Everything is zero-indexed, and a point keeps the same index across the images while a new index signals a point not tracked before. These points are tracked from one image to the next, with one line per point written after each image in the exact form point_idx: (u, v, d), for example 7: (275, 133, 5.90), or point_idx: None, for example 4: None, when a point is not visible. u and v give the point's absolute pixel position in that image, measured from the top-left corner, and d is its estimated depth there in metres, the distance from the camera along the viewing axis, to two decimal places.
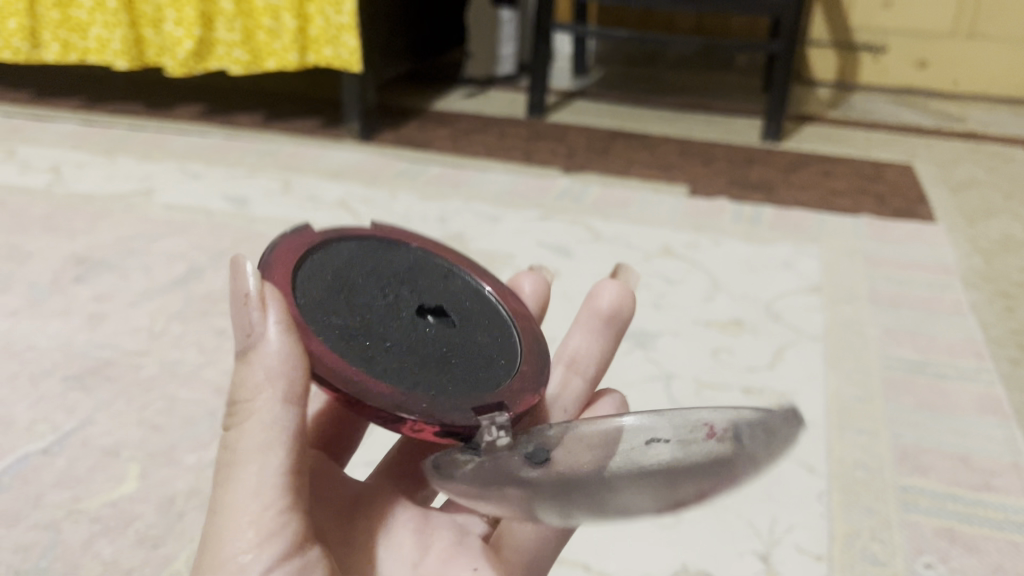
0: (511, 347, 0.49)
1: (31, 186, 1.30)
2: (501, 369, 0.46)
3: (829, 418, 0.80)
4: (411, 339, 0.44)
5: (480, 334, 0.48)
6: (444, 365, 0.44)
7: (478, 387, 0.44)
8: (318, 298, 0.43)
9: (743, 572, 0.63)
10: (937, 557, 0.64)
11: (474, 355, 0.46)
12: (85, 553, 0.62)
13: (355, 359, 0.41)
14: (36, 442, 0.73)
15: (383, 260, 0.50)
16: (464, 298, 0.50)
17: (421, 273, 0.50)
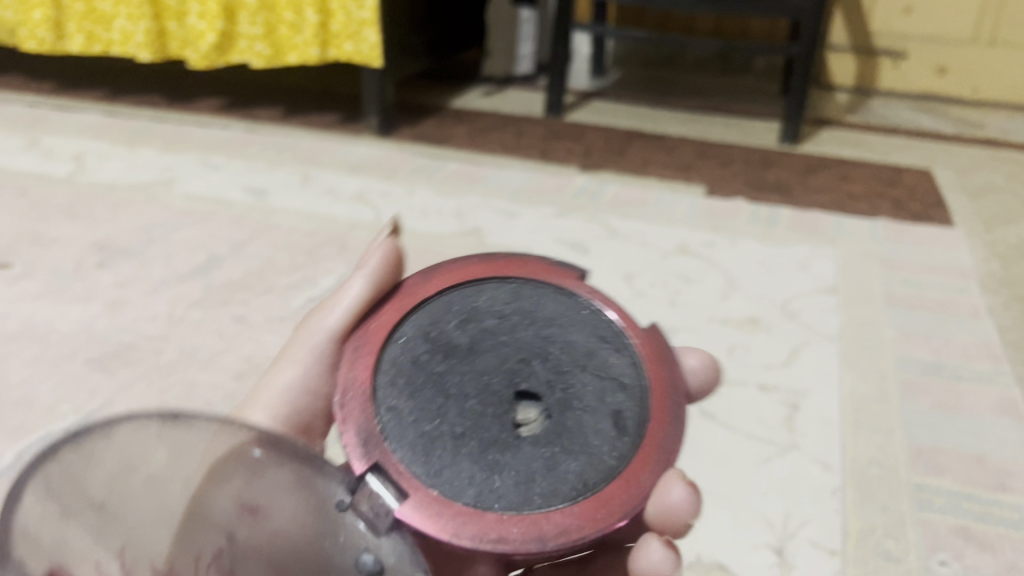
0: (584, 489, 0.37)
1: (55, 174, 1.31)
2: (537, 500, 0.37)
3: (844, 416, 0.80)
4: (472, 415, 0.39)
5: (568, 452, 0.38)
6: (474, 454, 0.38)
7: (487, 495, 0.37)
8: (436, 334, 0.42)
9: (756, 565, 0.63)
10: (951, 555, 0.64)
11: (524, 461, 0.38)
12: None
13: (400, 402, 0.40)
14: (58, 422, 0.74)
15: (565, 322, 0.43)
16: (607, 414, 0.40)
17: (600, 355, 0.42)
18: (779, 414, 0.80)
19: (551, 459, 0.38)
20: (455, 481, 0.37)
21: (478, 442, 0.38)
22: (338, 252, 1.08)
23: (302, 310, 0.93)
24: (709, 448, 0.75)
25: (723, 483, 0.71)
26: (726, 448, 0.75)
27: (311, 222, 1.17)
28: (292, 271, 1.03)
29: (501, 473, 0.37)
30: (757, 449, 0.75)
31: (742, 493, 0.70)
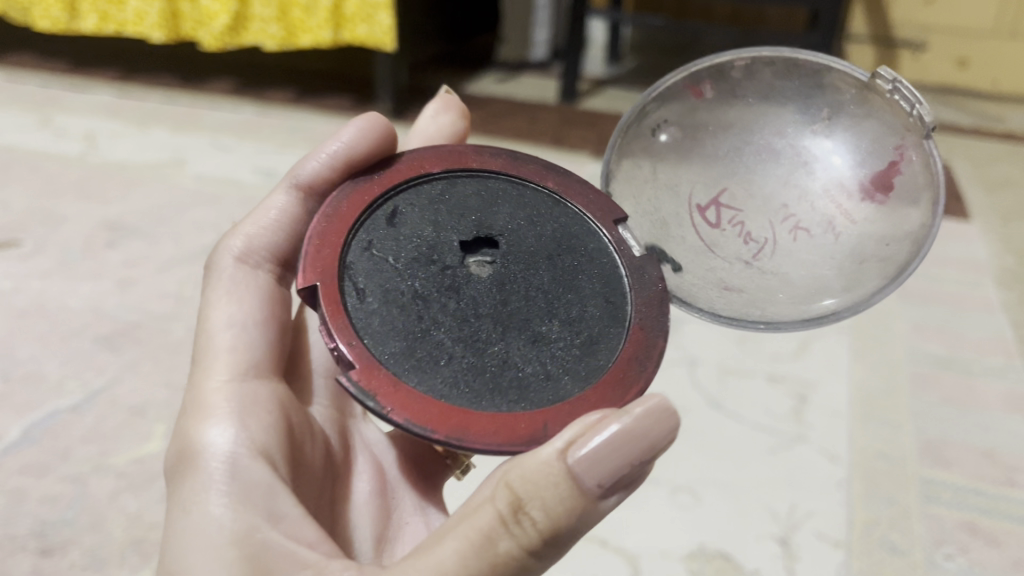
0: (591, 260, 0.50)
1: (67, 153, 1.31)
2: (604, 293, 0.48)
3: (854, 408, 0.79)
4: (519, 317, 0.45)
5: (560, 268, 0.48)
6: (556, 321, 0.46)
7: (609, 320, 0.47)
8: (402, 304, 0.44)
9: (760, 556, 0.63)
10: (957, 548, 0.64)
11: (575, 296, 0.47)
12: (111, 506, 0.63)
13: (489, 355, 0.43)
14: (66, 398, 0.75)
15: (431, 209, 0.49)
16: (527, 226, 0.50)
17: (471, 201, 0.50)
18: (786, 405, 0.79)
19: (562, 278, 0.48)
20: (579, 340, 0.45)
21: (536, 318, 0.45)
22: None
23: None
24: (715, 438, 0.75)
25: (729, 473, 0.70)
26: (731, 438, 0.75)
27: None
28: None
29: (573, 306, 0.47)
30: (764, 438, 0.75)
31: (748, 483, 0.69)
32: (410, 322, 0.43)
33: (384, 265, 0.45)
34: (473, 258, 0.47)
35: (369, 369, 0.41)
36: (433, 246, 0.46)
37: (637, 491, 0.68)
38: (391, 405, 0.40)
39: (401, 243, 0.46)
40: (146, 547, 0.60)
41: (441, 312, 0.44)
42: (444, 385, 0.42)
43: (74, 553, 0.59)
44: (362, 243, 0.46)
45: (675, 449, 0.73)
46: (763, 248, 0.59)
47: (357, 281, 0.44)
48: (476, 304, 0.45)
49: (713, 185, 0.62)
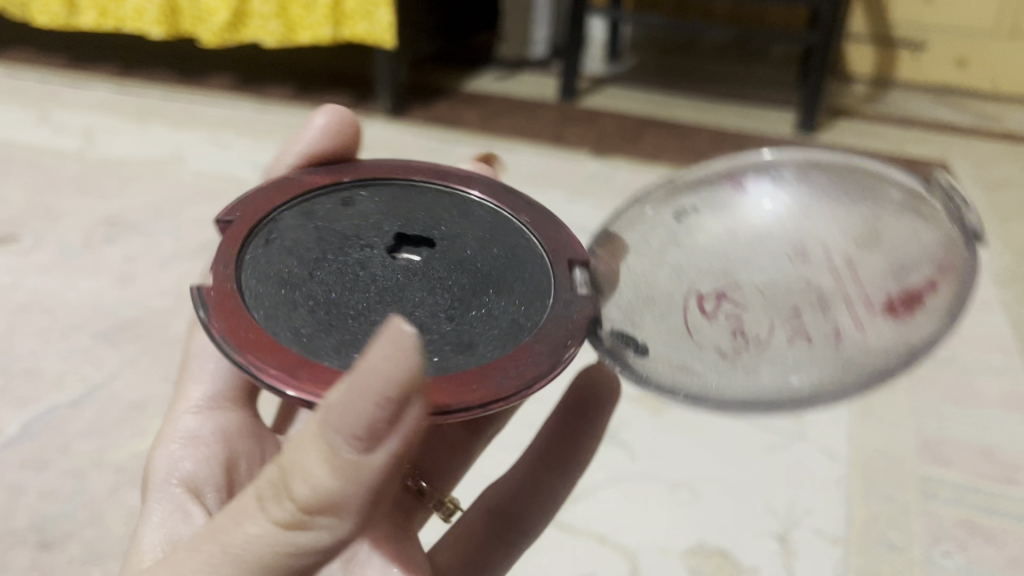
0: (524, 287, 0.44)
1: (65, 148, 1.31)
2: (513, 313, 0.42)
3: (853, 405, 0.79)
4: (399, 300, 0.41)
5: (477, 278, 0.44)
6: (439, 321, 0.41)
7: (497, 338, 0.40)
8: (297, 258, 0.42)
9: (759, 552, 0.63)
10: (955, 546, 0.64)
11: (478, 302, 0.42)
12: (111, 501, 0.63)
13: (341, 326, 0.39)
14: (66, 393, 0.75)
15: (386, 204, 0.48)
16: (477, 239, 0.46)
17: (436, 213, 0.48)
18: None
19: (476, 286, 0.43)
20: (453, 340, 0.40)
21: (418, 308, 0.41)
22: None
23: None
24: (714, 436, 0.75)
25: (727, 470, 0.71)
26: (730, 436, 0.75)
27: None
28: None
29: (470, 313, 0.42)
30: (763, 436, 0.75)
31: (747, 480, 0.69)
32: (298, 268, 0.42)
33: (308, 228, 0.45)
34: (401, 250, 0.44)
35: (222, 292, 0.39)
36: (364, 230, 0.45)
37: (638, 488, 0.68)
38: (222, 325, 0.38)
39: (341, 220, 0.46)
40: None
41: (333, 270, 0.42)
42: (295, 326, 0.38)
43: (74, 547, 0.59)
44: (304, 208, 0.46)
45: (674, 447, 0.73)
46: (752, 345, 0.46)
47: (277, 231, 0.44)
48: (370, 273, 0.42)
49: (719, 275, 0.49)
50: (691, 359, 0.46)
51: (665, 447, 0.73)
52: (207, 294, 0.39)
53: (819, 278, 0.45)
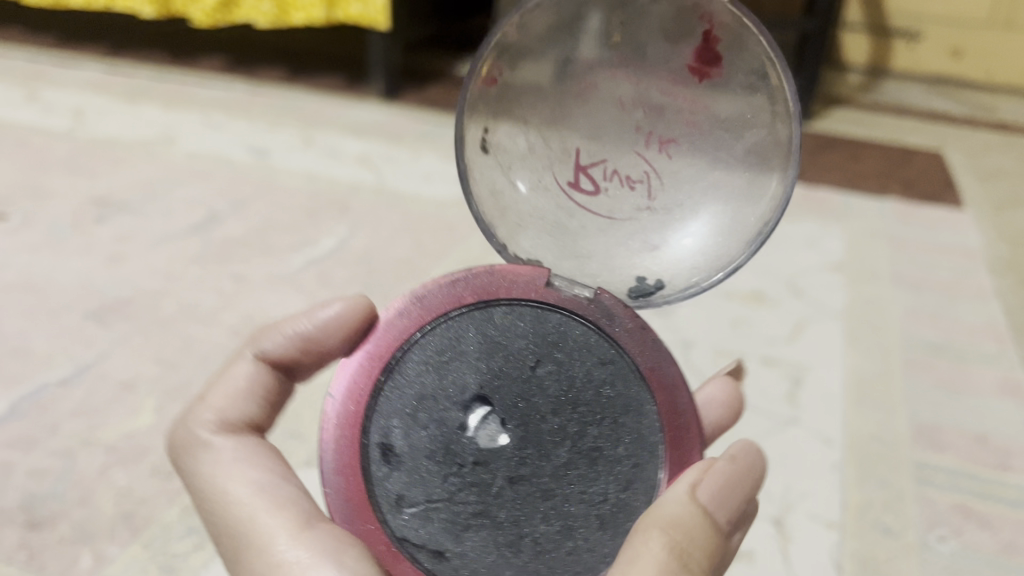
0: (581, 348, 0.48)
1: (55, 128, 1.30)
2: (608, 372, 0.47)
3: (847, 391, 0.79)
4: (575, 475, 0.45)
5: (569, 391, 0.47)
6: (612, 456, 0.46)
7: (639, 410, 0.47)
8: (477, 531, 0.44)
9: (754, 537, 0.62)
10: (949, 530, 0.64)
11: (607, 417, 0.46)
12: (100, 481, 0.62)
13: (591, 524, 0.45)
14: (54, 372, 0.74)
15: (416, 403, 0.46)
16: (511, 360, 0.47)
17: (447, 373, 0.47)
18: (781, 388, 0.79)
19: (578, 394, 0.47)
20: (633, 448, 0.46)
21: (589, 464, 0.45)
22: (339, 214, 1.06)
23: (301, 271, 0.92)
24: None
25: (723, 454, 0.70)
26: None
27: (313, 183, 1.15)
28: (293, 231, 1.01)
29: (610, 423, 0.46)
30: (758, 421, 0.74)
31: None
32: (503, 548, 0.44)
33: (425, 506, 0.45)
34: (483, 426, 0.46)
35: None
36: (444, 450, 0.45)
37: None
38: None
39: (417, 472, 0.45)
40: (136, 522, 0.59)
41: (505, 513, 0.44)
42: (569, 567, 0.44)
43: (64, 526, 0.58)
44: (399, 514, 0.45)
45: None
46: (654, 187, 0.54)
47: (430, 545, 0.44)
48: (531, 488, 0.45)
49: (564, 151, 0.55)
50: (615, 232, 0.55)
51: None
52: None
53: (669, 137, 0.53)
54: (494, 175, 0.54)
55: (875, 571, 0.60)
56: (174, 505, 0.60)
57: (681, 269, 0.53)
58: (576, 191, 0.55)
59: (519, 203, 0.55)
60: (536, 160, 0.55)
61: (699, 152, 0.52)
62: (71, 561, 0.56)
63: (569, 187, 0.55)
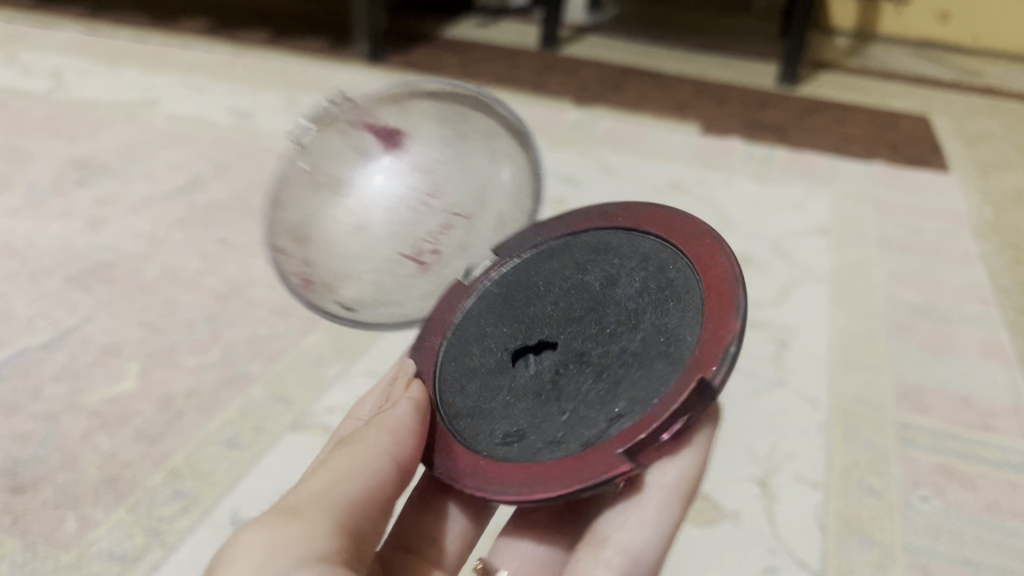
0: (535, 272, 0.53)
1: (33, 90, 1.27)
2: (563, 261, 0.52)
3: (831, 353, 0.80)
4: (625, 295, 0.46)
5: (561, 293, 0.50)
6: (626, 268, 0.48)
7: (601, 245, 0.51)
8: (606, 379, 0.43)
9: (740, 496, 0.62)
10: (931, 491, 0.64)
11: (607, 260, 0.49)
12: (84, 445, 0.62)
13: (666, 307, 0.44)
14: (36, 336, 0.73)
15: (482, 394, 0.47)
16: (517, 326, 0.50)
17: (483, 365, 0.49)
18: (767, 350, 0.80)
19: (578, 278, 0.50)
20: (624, 255, 0.49)
21: (610, 287, 0.48)
22: None
23: None
24: None
25: None
26: None
27: None
28: None
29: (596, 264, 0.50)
30: (745, 382, 0.75)
31: (728, 426, 0.69)
32: (632, 365, 0.42)
33: (558, 412, 0.43)
34: (542, 355, 0.47)
35: (696, 366, 0.40)
36: (535, 389, 0.45)
37: None
38: (720, 338, 0.40)
39: (534, 410, 0.44)
40: (121, 485, 0.59)
41: (608, 360, 0.44)
42: (690, 317, 0.42)
43: (47, 491, 0.58)
44: (553, 449, 0.41)
45: None
46: (436, 197, 0.63)
47: (604, 422, 0.41)
48: (601, 334, 0.46)
49: (393, 258, 0.63)
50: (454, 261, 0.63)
51: None
52: (716, 375, 0.39)
53: (410, 167, 0.63)
54: (380, 311, 0.62)
55: (859, 531, 0.60)
56: (159, 470, 0.60)
57: (497, 210, 0.65)
58: (427, 268, 0.63)
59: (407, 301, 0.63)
60: (382, 280, 0.62)
61: (439, 153, 0.63)
62: (56, 525, 0.56)
63: (421, 269, 0.63)
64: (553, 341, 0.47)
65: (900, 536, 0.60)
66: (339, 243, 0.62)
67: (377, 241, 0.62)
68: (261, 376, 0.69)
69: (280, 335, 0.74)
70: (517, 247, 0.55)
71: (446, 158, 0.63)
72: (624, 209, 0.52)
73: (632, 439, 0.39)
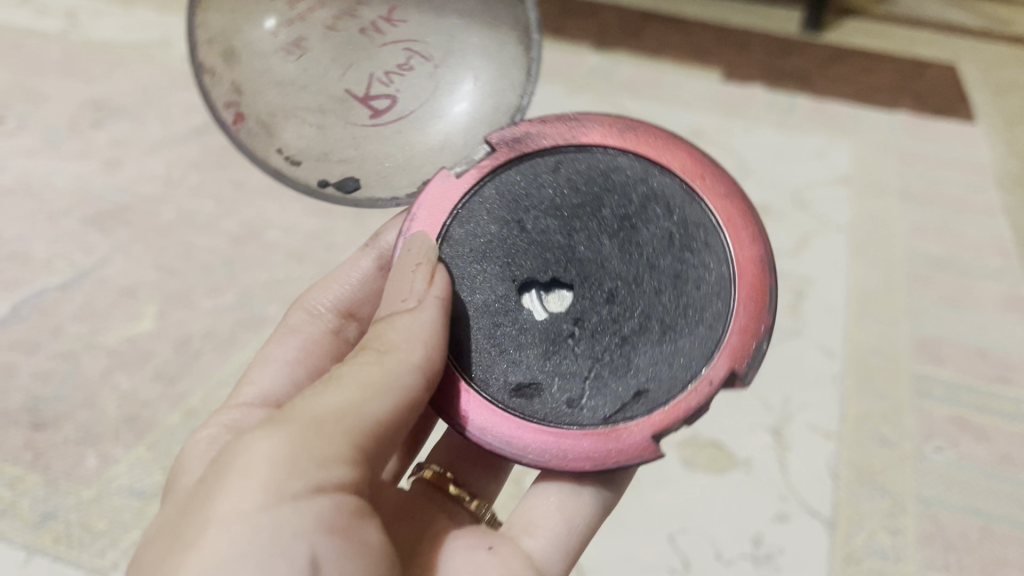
0: (537, 182, 0.49)
1: (47, 30, 1.26)
2: (564, 178, 0.49)
3: (848, 305, 0.79)
4: (644, 247, 0.47)
5: (566, 219, 0.48)
6: (644, 209, 0.48)
7: (607, 167, 0.49)
8: (630, 348, 0.45)
9: (752, 444, 0.62)
10: (945, 442, 0.64)
11: (618, 189, 0.48)
12: (103, 385, 0.62)
13: (688, 277, 0.46)
14: (55, 276, 0.73)
15: (483, 332, 0.46)
16: (515, 251, 0.48)
17: (479, 299, 0.47)
18: (783, 300, 0.79)
19: (585, 203, 0.48)
20: (636, 195, 0.48)
21: (623, 230, 0.47)
22: None
23: None
24: None
25: None
26: None
27: None
28: None
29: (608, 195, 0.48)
30: None
31: (742, 375, 0.69)
32: (654, 339, 0.45)
33: (578, 375, 0.45)
34: (554, 294, 0.46)
35: (724, 353, 0.45)
36: (549, 338, 0.46)
37: None
38: (742, 341, 0.45)
39: (553, 364, 0.45)
40: (140, 423, 0.59)
41: (630, 325, 0.46)
42: (713, 298, 0.46)
43: (68, 427, 0.59)
44: (579, 416, 0.45)
45: None
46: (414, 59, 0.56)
47: (629, 402, 0.45)
48: (628, 287, 0.46)
49: (346, 100, 0.56)
50: (419, 136, 0.56)
51: None
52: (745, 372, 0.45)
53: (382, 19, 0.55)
54: (319, 167, 0.55)
55: (871, 480, 0.60)
56: (177, 409, 0.61)
57: (484, 85, 0.56)
58: (381, 118, 0.56)
59: (358, 163, 0.55)
60: (330, 129, 0.56)
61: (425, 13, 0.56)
62: (76, 461, 0.57)
63: (375, 120, 0.56)
64: (562, 282, 0.47)
65: (911, 487, 0.60)
66: (275, 73, 0.54)
67: (333, 91, 0.56)
68: (277, 318, 0.70)
69: (296, 278, 0.75)
70: (512, 145, 0.50)
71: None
72: (645, 124, 0.50)
73: (666, 427, 0.44)
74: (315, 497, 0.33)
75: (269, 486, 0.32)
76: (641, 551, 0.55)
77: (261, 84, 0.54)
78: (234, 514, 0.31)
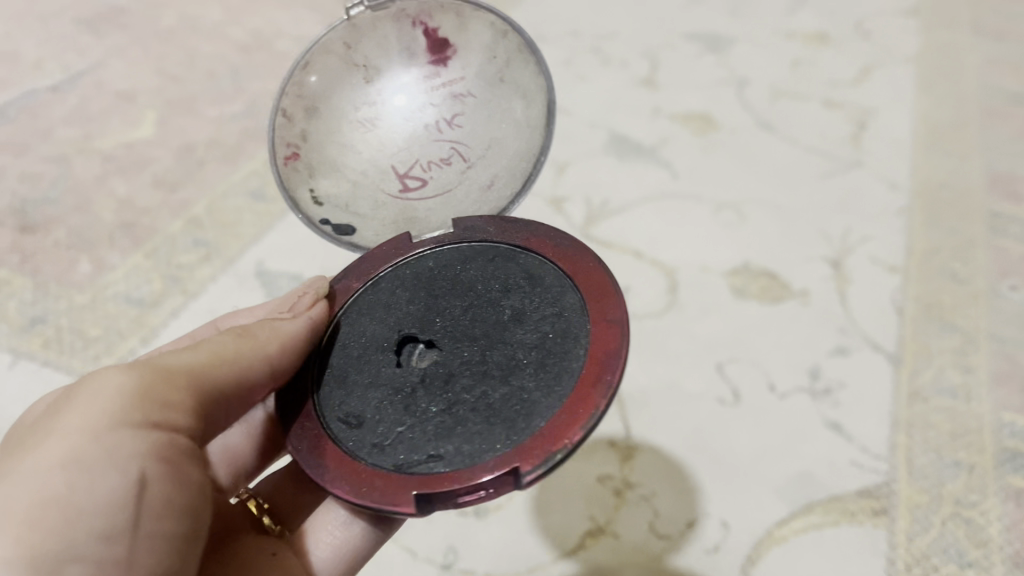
0: (469, 258, 0.39)
1: None
2: (494, 264, 0.38)
3: (915, 137, 0.72)
4: (519, 330, 0.35)
5: (467, 297, 0.37)
6: (541, 309, 0.35)
7: (531, 265, 0.37)
8: (450, 420, 0.32)
9: (808, 278, 0.56)
10: (1022, 280, 0.58)
11: (528, 285, 0.36)
12: (98, 190, 0.57)
13: (539, 374, 0.33)
14: (45, 79, 0.67)
15: (342, 370, 0.36)
16: (411, 306, 0.37)
17: (359, 340, 0.37)
18: (843, 131, 0.72)
19: (495, 291, 0.37)
20: (542, 293, 0.36)
21: (512, 314, 0.35)
22: None
23: None
24: (762, 160, 0.68)
25: (780, 195, 0.64)
26: (778, 161, 0.68)
27: None
28: None
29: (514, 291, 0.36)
30: (819, 163, 0.68)
31: (798, 205, 0.63)
32: (477, 415, 0.32)
33: (393, 425, 0.33)
34: (418, 357, 0.35)
35: (521, 449, 0.31)
36: (389, 389, 0.34)
37: (682, 203, 0.63)
38: (550, 441, 0.30)
39: (379, 413, 0.34)
40: (138, 231, 0.55)
41: (466, 395, 0.33)
42: (551, 395, 0.32)
43: (59, 232, 0.54)
44: (370, 452, 0.32)
45: (722, 169, 0.66)
46: (444, 138, 0.45)
47: (417, 460, 0.32)
48: (480, 368, 0.34)
49: (380, 171, 0.45)
50: (423, 208, 0.45)
51: (713, 168, 0.66)
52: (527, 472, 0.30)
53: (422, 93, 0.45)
54: (339, 216, 0.44)
55: (941, 317, 0.54)
56: (179, 217, 0.56)
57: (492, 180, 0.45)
58: (408, 196, 0.45)
59: (367, 225, 0.45)
60: (359, 188, 0.45)
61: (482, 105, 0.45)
62: (68, 266, 0.52)
63: (399, 196, 0.45)
64: (431, 343, 0.35)
65: (984, 325, 0.54)
66: (335, 132, 0.44)
67: (364, 152, 0.45)
68: None
69: None
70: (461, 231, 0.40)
71: (490, 89, 0.45)
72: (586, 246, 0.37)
73: (431, 484, 0.30)
74: (152, 433, 0.29)
75: (104, 414, 0.28)
76: (686, 380, 0.51)
77: (322, 138, 0.44)
78: (58, 434, 0.28)
